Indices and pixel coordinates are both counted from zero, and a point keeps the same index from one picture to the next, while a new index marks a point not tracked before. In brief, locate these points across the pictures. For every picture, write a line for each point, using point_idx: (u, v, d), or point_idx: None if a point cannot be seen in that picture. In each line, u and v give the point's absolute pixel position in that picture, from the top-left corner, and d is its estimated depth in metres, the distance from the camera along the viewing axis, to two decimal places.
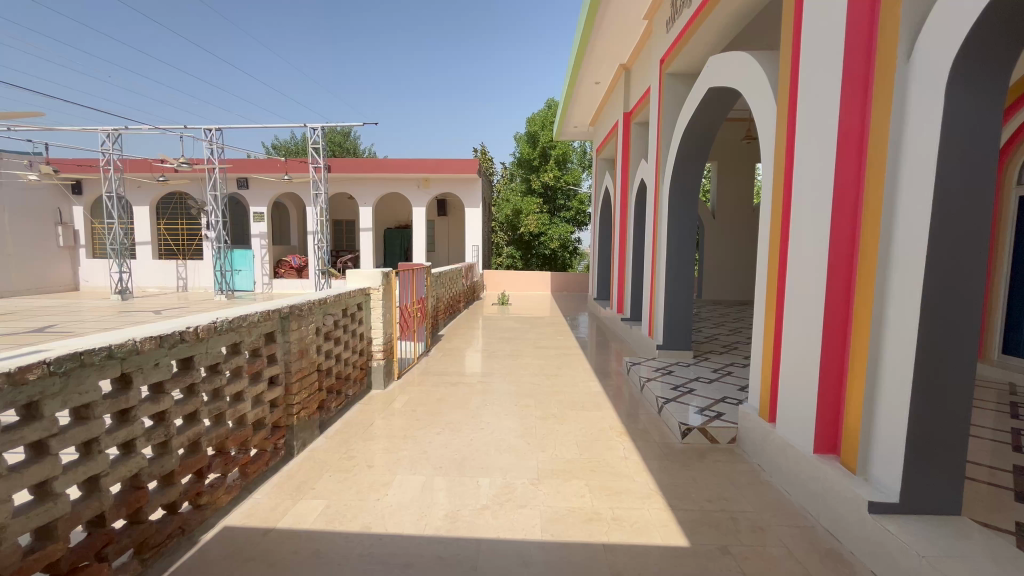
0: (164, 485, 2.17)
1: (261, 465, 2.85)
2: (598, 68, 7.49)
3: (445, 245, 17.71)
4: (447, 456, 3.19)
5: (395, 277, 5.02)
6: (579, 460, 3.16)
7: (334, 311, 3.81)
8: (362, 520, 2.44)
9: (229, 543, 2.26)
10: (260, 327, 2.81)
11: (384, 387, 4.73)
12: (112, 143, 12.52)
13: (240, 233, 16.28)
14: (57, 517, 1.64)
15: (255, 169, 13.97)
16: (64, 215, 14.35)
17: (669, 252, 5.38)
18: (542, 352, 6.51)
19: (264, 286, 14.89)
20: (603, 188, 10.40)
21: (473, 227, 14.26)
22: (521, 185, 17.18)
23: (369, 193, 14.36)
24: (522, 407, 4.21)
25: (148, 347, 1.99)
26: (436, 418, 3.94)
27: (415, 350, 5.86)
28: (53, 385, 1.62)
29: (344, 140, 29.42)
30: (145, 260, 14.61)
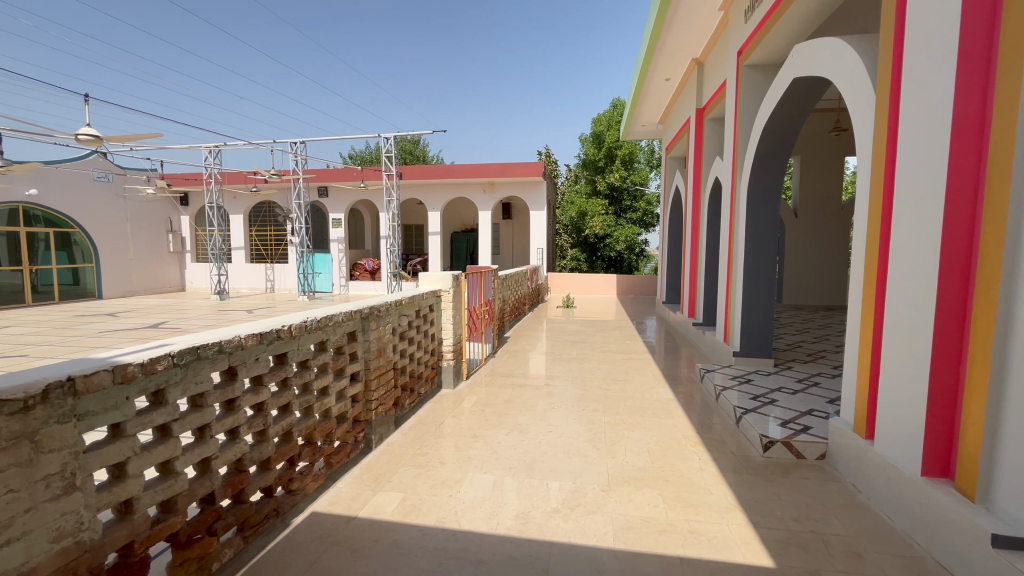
0: (262, 470, 2.37)
1: (343, 456, 3.03)
2: (669, 64, 7.27)
3: (510, 248, 17.92)
4: (516, 456, 3.23)
5: (464, 279, 5.16)
6: (651, 468, 3.08)
7: (409, 312, 3.98)
8: (436, 515, 2.52)
9: (317, 527, 2.43)
10: (343, 326, 3.00)
11: (454, 387, 4.86)
12: (213, 159, 13.91)
13: (321, 239, 17.48)
14: (177, 493, 1.85)
15: (334, 179, 14.92)
16: (174, 224, 16.21)
17: (748, 253, 5.09)
18: (609, 356, 6.40)
19: (341, 288, 15.87)
20: (673, 188, 10.04)
21: (538, 229, 14.32)
22: (586, 187, 16.99)
23: (437, 198, 14.84)
24: (590, 412, 4.17)
25: (251, 343, 2.19)
26: (504, 418, 3.99)
27: (483, 351, 5.98)
28: (175, 374, 1.82)
29: (413, 147, 30.60)
30: (239, 263, 16.10)
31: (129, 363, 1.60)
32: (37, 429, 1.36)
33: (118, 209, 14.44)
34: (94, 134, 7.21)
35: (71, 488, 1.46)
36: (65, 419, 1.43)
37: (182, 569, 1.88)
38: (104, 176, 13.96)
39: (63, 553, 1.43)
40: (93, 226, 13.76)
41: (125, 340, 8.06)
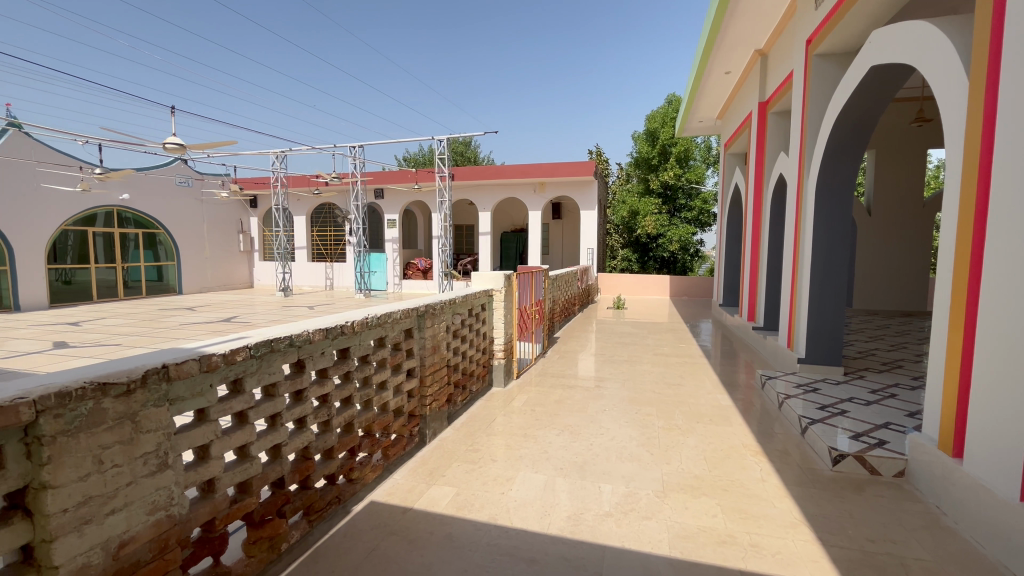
0: (326, 459, 2.49)
1: (399, 449, 3.13)
2: (729, 56, 6.98)
3: (559, 248, 17.84)
4: (568, 457, 3.22)
5: (515, 278, 5.18)
6: (708, 476, 2.97)
7: (462, 310, 4.06)
8: (488, 511, 2.56)
9: (375, 516, 2.52)
10: (401, 323, 3.10)
11: (504, 385, 4.91)
12: (280, 163, 14.77)
13: (376, 239, 18.18)
14: (252, 475, 1.98)
15: (390, 181, 15.44)
16: (244, 225, 17.39)
17: (816, 253, 4.79)
18: (661, 359, 6.23)
19: (395, 287, 16.39)
20: (732, 186, 9.62)
21: (588, 229, 14.16)
22: (638, 186, 16.62)
23: (488, 198, 15.00)
24: (643, 415, 4.07)
25: (317, 337, 2.32)
26: (555, 419, 3.98)
27: (533, 351, 6.00)
28: (251, 365, 1.95)
29: (465, 148, 31.11)
30: (302, 262, 17.00)
31: (212, 354, 1.74)
32: (137, 411, 1.50)
33: (196, 211, 15.65)
34: (179, 143, 7.86)
35: (163, 466, 1.59)
36: (160, 403, 1.57)
37: (255, 547, 2.01)
38: (185, 181, 15.19)
39: (157, 524, 1.57)
40: (175, 227, 14.99)
41: (202, 333, 8.72)
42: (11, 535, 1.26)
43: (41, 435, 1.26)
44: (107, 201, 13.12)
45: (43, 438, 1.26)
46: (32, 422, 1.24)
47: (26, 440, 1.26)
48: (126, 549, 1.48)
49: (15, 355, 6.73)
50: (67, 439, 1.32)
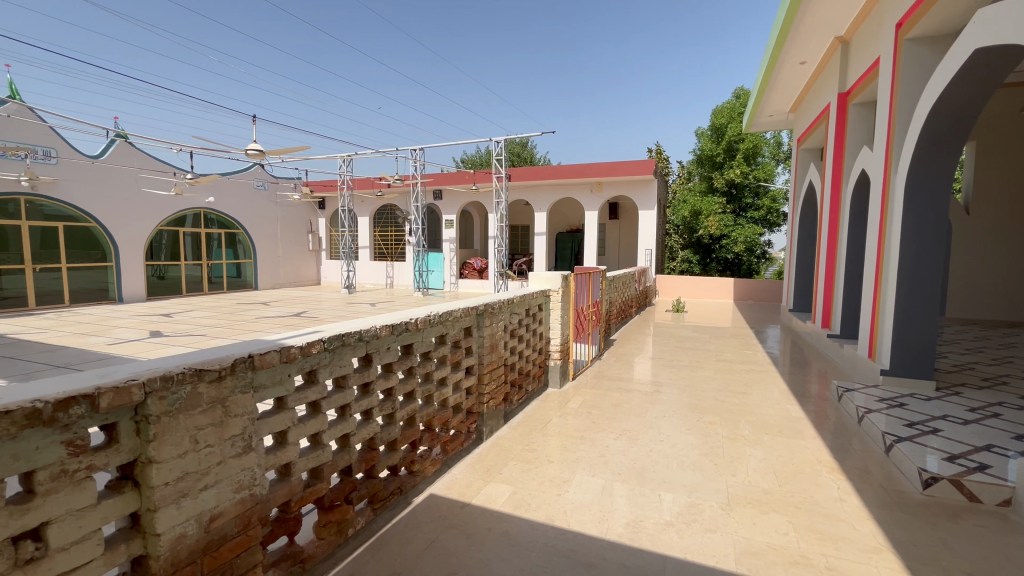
0: (390, 450, 2.59)
1: (457, 444, 3.20)
2: (805, 46, 6.54)
3: (616, 248, 17.52)
4: (626, 463, 3.15)
5: (572, 279, 5.15)
6: (778, 491, 2.80)
7: (519, 310, 4.07)
8: (545, 512, 2.55)
9: (435, 509, 2.59)
10: (461, 322, 3.16)
11: (560, 386, 4.89)
12: (346, 167, 15.52)
13: (434, 239, 18.68)
14: (324, 462, 2.09)
15: (449, 182, 15.82)
16: (313, 225, 18.43)
17: (905, 255, 4.38)
18: (724, 365, 5.96)
19: (452, 285, 16.75)
20: (805, 184, 9.01)
21: (647, 230, 13.79)
22: (701, 184, 15.99)
23: (544, 199, 14.99)
24: (705, 423, 3.91)
25: (384, 333, 2.42)
26: (612, 423, 3.90)
27: (590, 353, 5.92)
28: (324, 358, 2.07)
29: (522, 149, 31.32)
30: (365, 261, 17.79)
31: (291, 346, 1.85)
32: (227, 396, 1.63)
33: (272, 212, 16.80)
34: (259, 149, 8.45)
35: (247, 449, 1.72)
36: (246, 390, 1.69)
37: (324, 530, 2.13)
38: (262, 185, 16.35)
39: (241, 502, 1.70)
40: (253, 228, 16.16)
41: (276, 326, 9.37)
42: (122, 502, 1.40)
43: (148, 415, 1.40)
44: (196, 204, 14.37)
45: (149, 417, 1.40)
46: (141, 401, 1.38)
47: (135, 418, 1.41)
48: (216, 522, 1.61)
49: (120, 342, 7.55)
50: (169, 419, 1.45)
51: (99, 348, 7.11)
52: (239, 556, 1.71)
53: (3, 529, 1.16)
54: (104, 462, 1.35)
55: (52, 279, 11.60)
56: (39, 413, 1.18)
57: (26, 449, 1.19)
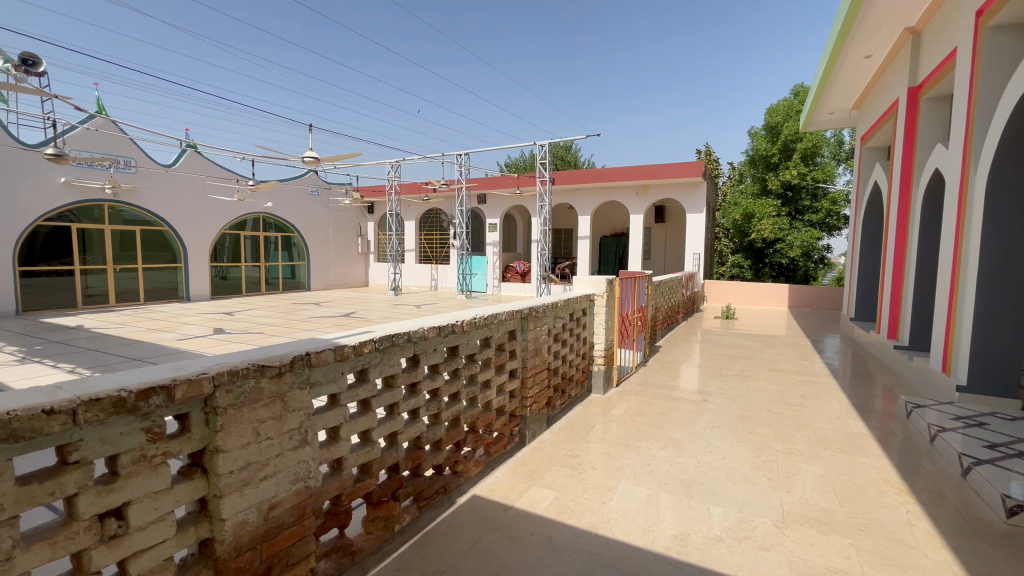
0: (435, 450, 2.63)
1: (501, 447, 3.22)
2: (871, 38, 6.16)
3: (662, 252, 17.08)
4: (672, 473, 3.06)
5: (617, 283, 5.07)
6: (838, 512, 2.63)
7: (563, 314, 4.05)
8: (589, 519, 2.52)
9: (478, 510, 2.60)
10: (505, 325, 3.18)
11: (604, 393, 4.81)
12: (394, 172, 15.98)
13: (478, 243, 18.89)
14: (373, 458, 2.16)
15: (493, 186, 15.97)
16: (362, 229, 19.08)
17: (985, 261, 4.04)
18: (778, 375, 5.68)
19: (494, 289, 16.86)
20: (869, 185, 8.46)
21: (695, 234, 13.38)
22: (754, 187, 15.36)
23: (589, 202, 14.83)
24: (757, 436, 3.75)
25: (431, 335, 2.47)
26: (658, 431, 3.80)
27: (634, 359, 5.81)
28: (375, 357, 2.14)
29: (565, 153, 31.30)
30: (411, 264, 18.23)
31: (345, 344, 1.93)
32: (286, 392, 1.71)
33: (324, 217, 17.55)
34: (315, 156, 8.86)
35: (304, 442, 1.80)
36: (303, 386, 1.78)
37: (372, 525, 2.19)
38: (316, 190, 17.12)
39: (297, 493, 1.78)
40: (307, 231, 16.94)
41: (327, 325, 9.77)
42: (192, 488, 1.50)
43: (216, 406, 1.50)
44: (255, 209, 15.24)
45: (217, 409, 1.50)
46: (210, 394, 1.48)
47: (205, 410, 1.50)
48: (275, 511, 1.70)
49: (187, 338, 8.10)
50: (235, 411, 1.54)
51: (169, 343, 7.66)
52: (294, 544, 1.79)
53: (91, 506, 1.27)
54: (177, 449, 1.45)
55: (130, 279, 12.61)
56: (124, 402, 1.28)
57: (111, 434, 1.30)
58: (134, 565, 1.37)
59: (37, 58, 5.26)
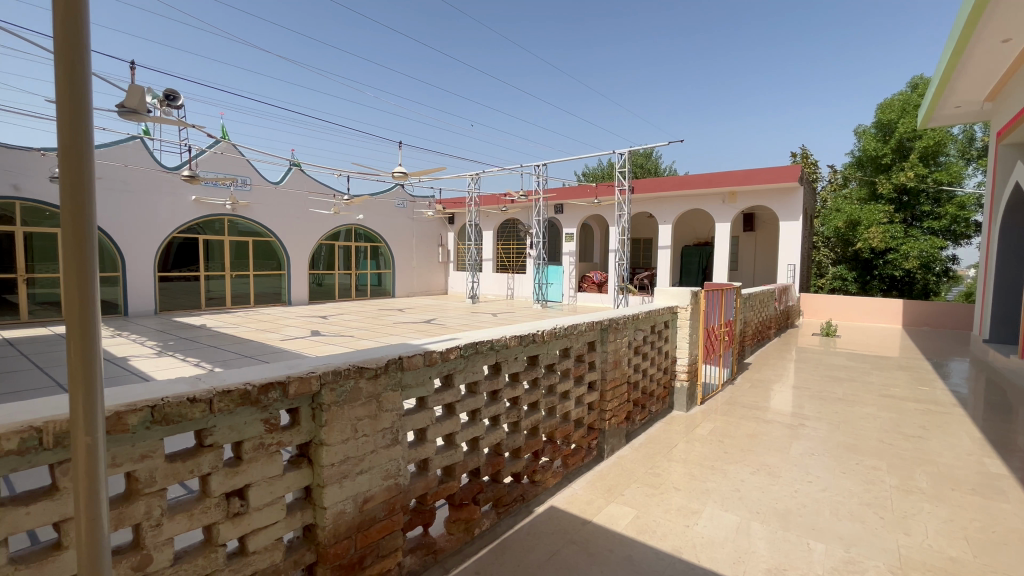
0: (514, 457, 2.67)
1: (578, 459, 3.19)
2: (1011, 19, 5.36)
3: (751, 263, 15.99)
4: (765, 502, 2.84)
5: (703, 295, 4.82)
6: (970, 563, 2.29)
7: (644, 327, 3.94)
8: (672, 542, 2.41)
9: (557, 522, 2.59)
10: (585, 335, 3.15)
11: (687, 410, 4.58)
12: (474, 184, 16.50)
13: (555, 252, 18.92)
14: (455, 461, 2.23)
15: (571, 196, 15.93)
16: (443, 239, 19.86)
17: None
18: (891, 402, 5.06)
19: (570, 299, 16.72)
20: (1007, 186, 7.33)
21: (790, 243, 12.39)
22: (861, 191, 13.98)
23: (670, 211, 14.28)
24: (866, 468, 3.37)
25: (513, 344, 2.51)
26: (748, 455, 3.55)
27: (720, 376, 5.47)
28: (460, 364, 2.22)
29: (646, 160, 30.63)
30: (488, 273, 18.66)
31: (432, 350, 2.03)
32: (381, 393, 1.83)
33: (409, 227, 18.54)
34: (403, 171, 9.40)
35: (395, 441, 1.90)
36: (396, 388, 1.89)
37: (454, 526, 2.26)
38: (402, 203, 18.17)
39: (388, 489, 1.89)
40: (393, 241, 17.99)
41: (411, 331, 10.27)
42: (300, 475, 1.65)
43: (322, 403, 1.64)
44: (348, 221, 16.48)
45: (323, 405, 1.64)
46: (317, 391, 1.62)
47: (313, 406, 1.65)
48: (369, 504, 1.81)
49: (289, 339, 8.90)
50: (336, 408, 1.68)
51: (274, 343, 8.49)
52: (384, 538, 1.89)
53: (221, 484, 1.45)
54: (289, 439, 1.61)
55: (243, 284, 14.15)
56: (248, 394, 1.45)
57: (238, 423, 1.47)
58: (252, 542, 1.54)
59: (177, 93, 6.10)
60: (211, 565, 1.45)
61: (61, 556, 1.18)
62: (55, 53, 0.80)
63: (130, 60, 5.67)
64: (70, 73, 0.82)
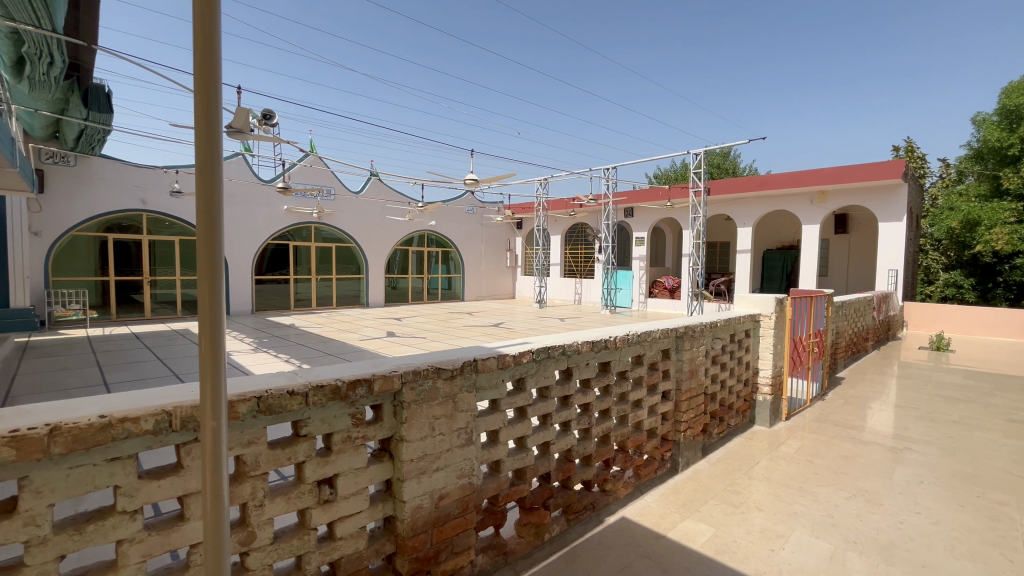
0: (584, 464, 2.64)
1: (652, 470, 3.09)
2: None
3: (844, 268, 14.65)
4: (864, 531, 2.58)
5: (790, 303, 4.49)
6: None
7: (723, 335, 3.74)
8: (754, 565, 2.27)
9: (630, 534, 2.52)
10: (660, 343, 3.06)
11: (771, 426, 4.28)
12: (543, 189, 16.57)
13: (624, 257, 18.53)
14: (527, 464, 2.25)
15: (643, 199, 15.49)
16: (511, 244, 20.11)
17: None
18: (1022, 429, 4.39)
19: (640, 304, 16.25)
20: None
21: (890, 246, 11.20)
22: (981, 187, 12.41)
23: (751, 213, 13.43)
24: (989, 503, 2.95)
25: (585, 349, 2.49)
26: (842, 479, 3.24)
27: (809, 391, 5.05)
28: (532, 368, 2.23)
29: (723, 160, 29.20)
30: (557, 277, 18.62)
31: (506, 354, 2.06)
32: (456, 393, 1.88)
33: (478, 232, 18.97)
34: (474, 178, 9.66)
35: (470, 441, 1.96)
36: (471, 389, 1.94)
37: (525, 529, 2.28)
38: (472, 209, 18.64)
39: (463, 487, 1.94)
40: (463, 246, 18.50)
41: (479, 334, 10.50)
42: (382, 469, 1.74)
43: (403, 401, 1.73)
44: (421, 227, 17.18)
45: (403, 403, 1.73)
46: (399, 390, 1.71)
47: (394, 403, 1.75)
48: (444, 501, 1.87)
49: (367, 339, 9.43)
50: (416, 406, 1.75)
51: (353, 343, 9.02)
52: (458, 535, 1.95)
53: (314, 472, 1.57)
54: (373, 434, 1.71)
55: (327, 287, 15.20)
56: (339, 390, 1.56)
57: (329, 416, 1.59)
58: (341, 528, 1.64)
59: (273, 112, 6.70)
60: (305, 546, 1.57)
61: (185, 527, 1.34)
62: (195, 85, 0.91)
63: (236, 85, 6.32)
64: (207, 98, 0.93)
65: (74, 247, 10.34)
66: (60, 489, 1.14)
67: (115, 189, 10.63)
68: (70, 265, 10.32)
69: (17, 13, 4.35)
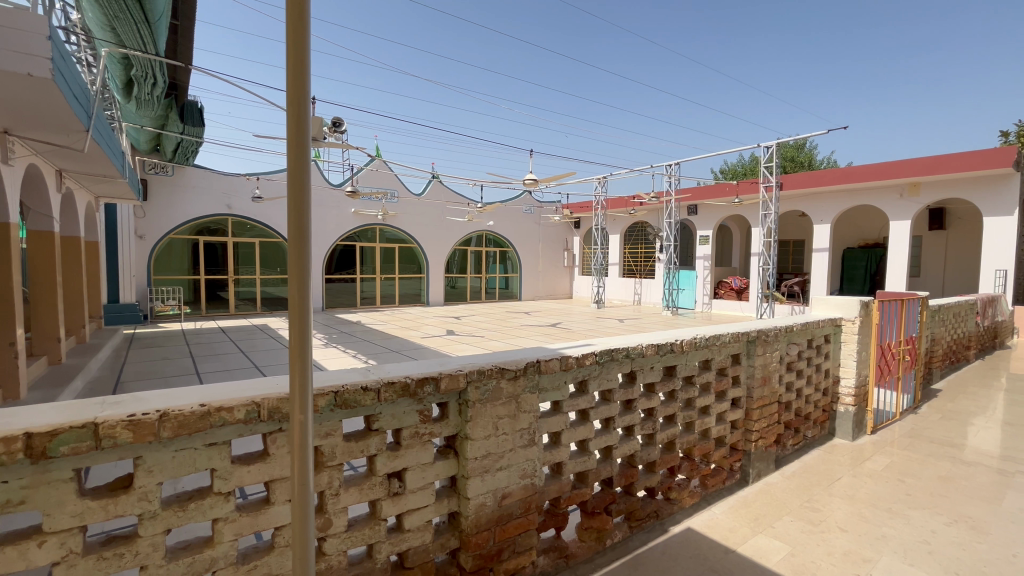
0: (648, 470, 2.57)
1: (719, 481, 2.96)
2: None
3: (940, 268, 13.24)
4: (966, 562, 2.32)
5: (876, 306, 4.11)
6: None
7: (800, 340, 3.51)
8: None
9: (696, 546, 2.42)
10: (729, 347, 2.91)
11: (854, 440, 3.94)
12: (601, 188, 16.28)
13: (687, 256, 17.85)
14: (589, 468, 2.22)
15: (708, 195, 14.68)
16: (568, 243, 19.94)
17: None
18: None
19: (704, 305, 15.58)
20: None
21: (997, 243, 9.98)
22: None
23: (829, 208, 12.45)
24: None
25: (650, 352, 2.42)
26: (939, 502, 2.93)
27: (898, 403, 4.61)
28: (594, 370, 2.20)
29: (797, 152, 27.46)
30: (615, 277, 18.26)
31: (568, 355, 2.04)
32: (519, 394, 1.89)
33: (536, 232, 19.00)
34: (533, 178, 9.68)
35: (532, 442, 1.96)
36: (534, 390, 1.95)
37: (586, 533, 2.25)
38: (529, 209, 18.70)
39: (525, 487, 1.95)
40: (521, 246, 18.60)
41: (537, 333, 10.52)
42: (448, 465, 1.79)
43: (468, 400, 1.76)
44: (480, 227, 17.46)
45: (468, 401, 1.76)
46: (464, 389, 1.75)
47: (459, 401, 1.78)
48: (508, 500, 1.89)
49: (428, 336, 9.73)
50: (480, 406, 1.78)
51: (416, 340, 9.33)
52: (521, 534, 1.96)
53: (385, 465, 1.64)
54: (440, 431, 1.75)
55: (390, 286, 15.83)
56: (408, 387, 1.61)
57: (399, 411, 1.65)
58: (410, 520, 1.71)
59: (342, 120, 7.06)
60: (376, 535, 1.64)
61: (271, 509, 1.44)
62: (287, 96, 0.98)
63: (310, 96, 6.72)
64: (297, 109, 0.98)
65: (171, 249, 11.46)
66: (167, 470, 1.27)
67: (205, 196, 11.66)
68: (168, 265, 11.44)
69: (127, 40, 4.79)
